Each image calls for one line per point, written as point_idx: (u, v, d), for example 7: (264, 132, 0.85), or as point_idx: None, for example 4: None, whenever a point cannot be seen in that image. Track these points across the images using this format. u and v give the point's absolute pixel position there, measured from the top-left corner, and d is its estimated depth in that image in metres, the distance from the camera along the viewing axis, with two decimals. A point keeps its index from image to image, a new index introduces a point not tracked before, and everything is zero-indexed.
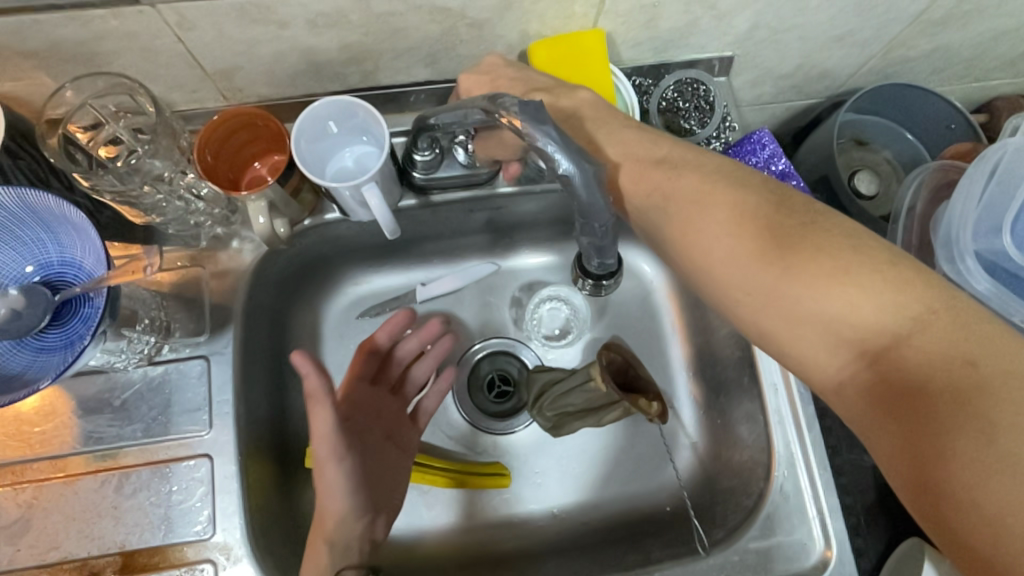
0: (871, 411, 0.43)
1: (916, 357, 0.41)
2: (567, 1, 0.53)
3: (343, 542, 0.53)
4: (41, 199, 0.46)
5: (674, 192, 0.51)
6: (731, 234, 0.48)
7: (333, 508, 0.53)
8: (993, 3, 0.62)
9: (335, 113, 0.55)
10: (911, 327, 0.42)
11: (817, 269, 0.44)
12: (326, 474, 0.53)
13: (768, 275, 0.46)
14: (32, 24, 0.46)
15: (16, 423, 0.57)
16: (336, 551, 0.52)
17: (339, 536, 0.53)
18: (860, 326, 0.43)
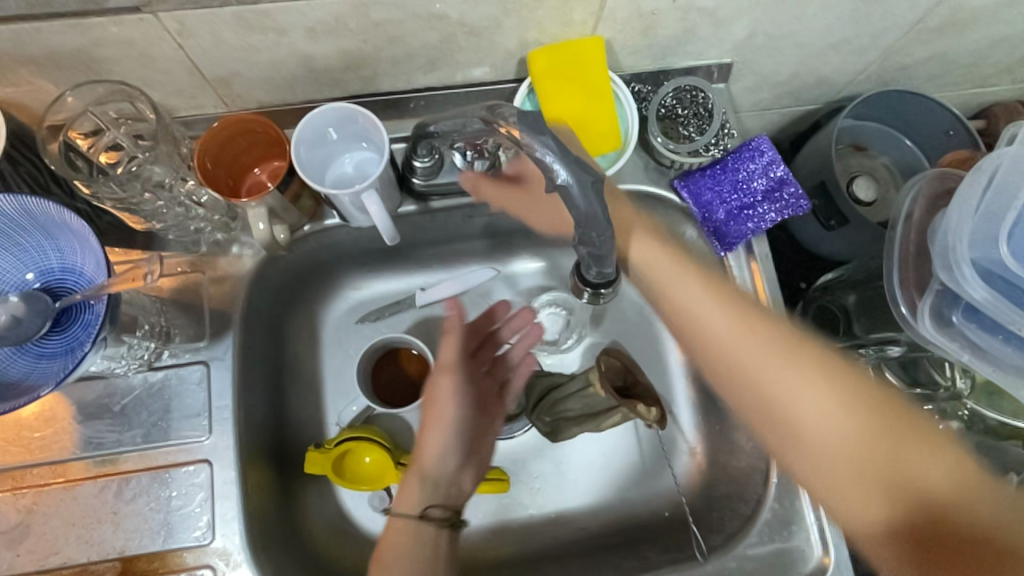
0: (884, 542, 0.46)
1: (945, 509, 0.45)
2: (566, 9, 0.54)
3: (435, 483, 0.57)
4: (41, 206, 0.46)
5: (691, 308, 0.55)
6: (760, 348, 0.52)
7: (434, 447, 0.57)
8: (990, 11, 0.62)
9: (336, 120, 0.55)
10: (941, 498, 0.45)
11: (817, 397, 0.49)
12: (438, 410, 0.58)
13: (804, 396, 0.50)
14: (32, 32, 0.46)
15: (16, 428, 0.57)
16: (426, 487, 0.56)
17: (431, 475, 0.57)
18: (890, 497, 0.46)
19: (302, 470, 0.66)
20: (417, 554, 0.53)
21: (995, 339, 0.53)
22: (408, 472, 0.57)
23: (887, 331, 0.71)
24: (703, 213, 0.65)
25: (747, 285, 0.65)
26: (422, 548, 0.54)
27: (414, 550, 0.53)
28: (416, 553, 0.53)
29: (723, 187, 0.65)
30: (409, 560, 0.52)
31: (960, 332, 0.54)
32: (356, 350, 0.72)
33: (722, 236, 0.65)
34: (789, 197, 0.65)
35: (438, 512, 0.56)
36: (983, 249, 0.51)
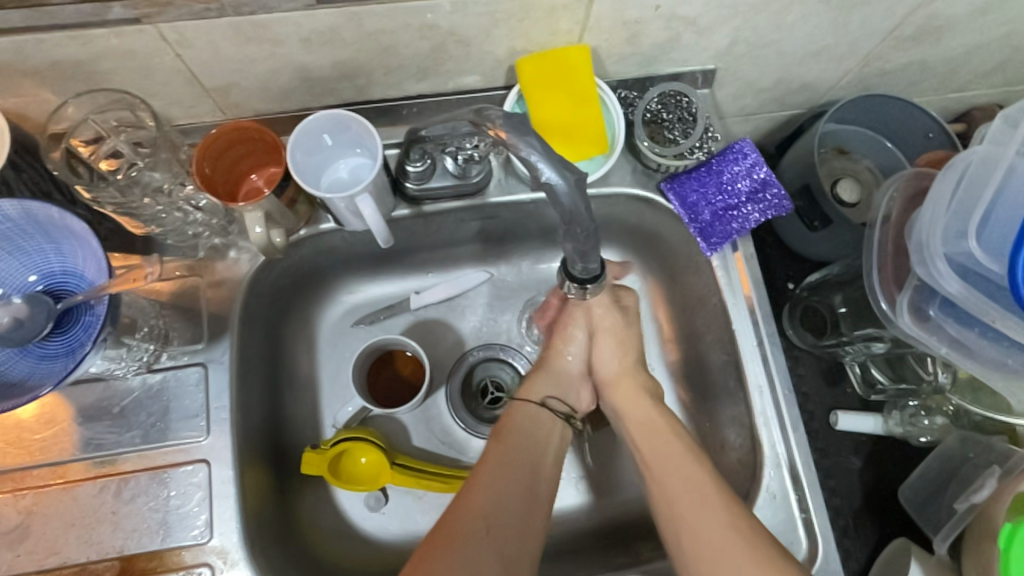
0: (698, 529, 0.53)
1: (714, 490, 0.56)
2: (552, 18, 0.55)
3: (561, 382, 0.67)
4: (45, 211, 0.48)
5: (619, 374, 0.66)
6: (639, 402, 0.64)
7: (564, 352, 0.68)
8: (963, 18, 0.65)
9: (330, 126, 0.57)
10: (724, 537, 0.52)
11: (676, 470, 0.57)
12: (559, 342, 0.68)
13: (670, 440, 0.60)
14: (36, 44, 0.48)
15: (17, 430, 0.58)
16: (552, 382, 0.66)
17: (557, 378, 0.67)
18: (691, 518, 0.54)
19: (298, 470, 0.67)
20: (535, 435, 0.62)
21: (970, 329, 0.54)
22: (535, 370, 0.68)
23: (870, 328, 0.73)
24: (689, 215, 0.67)
25: (731, 281, 0.67)
26: (541, 430, 0.62)
27: (534, 432, 0.62)
28: (536, 432, 0.62)
29: (708, 190, 0.66)
30: (530, 440, 0.61)
31: (937, 326, 0.56)
32: (351, 352, 0.73)
33: (707, 237, 0.66)
34: (772, 198, 0.66)
35: (558, 403, 0.65)
36: (956, 244, 0.52)
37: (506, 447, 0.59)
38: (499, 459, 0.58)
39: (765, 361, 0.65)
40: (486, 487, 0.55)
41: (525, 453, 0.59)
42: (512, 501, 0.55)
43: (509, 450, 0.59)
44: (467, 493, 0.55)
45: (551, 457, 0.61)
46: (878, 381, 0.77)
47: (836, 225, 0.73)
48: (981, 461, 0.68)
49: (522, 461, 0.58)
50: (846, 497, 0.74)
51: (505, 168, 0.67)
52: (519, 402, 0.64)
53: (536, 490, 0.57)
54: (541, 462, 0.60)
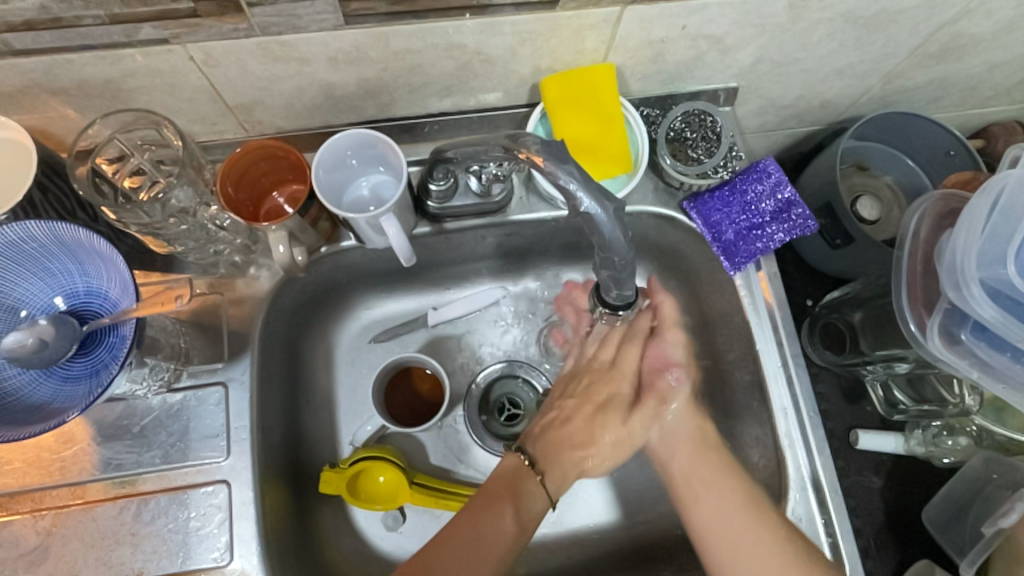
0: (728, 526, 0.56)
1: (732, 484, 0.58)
2: (578, 37, 0.55)
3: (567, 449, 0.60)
4: (71, 232, 0.47)
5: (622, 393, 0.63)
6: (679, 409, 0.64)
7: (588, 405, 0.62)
8: (988, 38, 0.64)
9: (355, 145, 0.57)
10: (755, 528, 0.55)
11: (698, 460, 0.61)
12: (631, 422, 0.62)
13: (692, 439, 0.62)
14: (64, 63, 0.48)
15: (36, 449, 0.58)
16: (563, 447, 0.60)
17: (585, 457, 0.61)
18: (710, 517, 0.57)
19: (316, 490, 0.66)
20: (525, 511, 0.55)
21: (1005, 356, 0.54)
22: (547, 437, 0.60)
23: (895, 348, 0.71)
24: (712, 234, 0.66)
25: (755, 299, 0.67)
26: (528, 508, 0.55)
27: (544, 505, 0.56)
28: (526, 510, 0.55)
29: (732, 209, 0.66)
30: (535, 511, 0.56)
31: (969, 350, 0.55)
32: (369, 369, 0.72)
33: (731, 255, 0.66)
34: (796, 218, 0.66)
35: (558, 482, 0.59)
36: (992, 269, 0.52)
37: (486, 522, 0.53)
38: (514, 519, 0.54)
39: (790, 383, 0.65)
40: (453, 551, 0.51)
41: (504, 529, 0.53)
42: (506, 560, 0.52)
43: (491, 520, 0.53)
44: (477, 539, 0.52)
45: (524, 538, 0.54)
46: (900, 401, 0.75)
47: (858, 244, 0.72)
48: (1006, 483, 0.68)
49: (497, 536, 0.53)
50: (867, 519, 0.73)
51: (527, 186, 0.67)
52: (518, 471, 0.57)
53: (503, 557, 0.52)
54: (515, 541, 0.53)
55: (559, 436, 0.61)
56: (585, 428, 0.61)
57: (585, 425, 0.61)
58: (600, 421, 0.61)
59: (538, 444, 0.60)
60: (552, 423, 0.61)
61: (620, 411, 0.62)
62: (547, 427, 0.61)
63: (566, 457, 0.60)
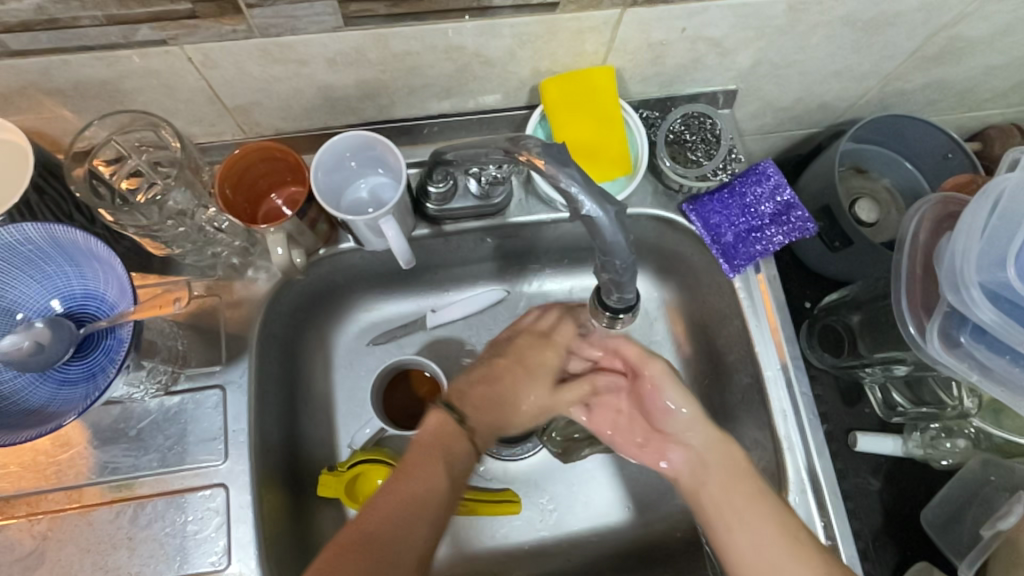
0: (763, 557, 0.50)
1: (765, 513, 0.52)
2: (578, 40, 0.55)
3: (496, 406, 0.58)
4: (67, 234, 0.47)
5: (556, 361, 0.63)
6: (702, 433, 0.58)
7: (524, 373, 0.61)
8: (985, 41, 0.64)
9: (354, 147, 0.57)
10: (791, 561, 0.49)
11: (728, 488, 0.55)
12: (559, 395, 0.63)
13: (721, 465, 0.56)
14: (61, 65, 0.47)
15: (32, 453, 0.57)
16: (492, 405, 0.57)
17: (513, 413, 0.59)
18: (744, 550, 0.52)
19: (315, 494, 0.66)
20: (453, 461, 0.52)
21: (1004, 359, 0.54)
22: (477, 391, 0.57)
23: (891, 351, 0.72)
24: (712, 236, 0.66)
25: (755, 303, 0.67)
26: (454, 461, 0.52)
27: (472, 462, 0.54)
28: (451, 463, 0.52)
29: (731, 211, 0.66)
30: (462, 470, 0.53)
31: (968, 353, 0.55)
32: (367, 371, 0.72)
33: (730, 258, 0.66)
34: (795, 221, 0.66)
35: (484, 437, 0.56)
36: (990, 272, 0.52)
37: (412, 476, 0.50)
38: (448, 477, 0.51)
39: (790, 386, 0.65)
40: (382, 507, 0.48)
41: (435, 482, 0.50)
42: (437, 519, 0.49)
43: (420, 475, 0.50)
44: (418, 491, 0.49)
45: (453, 497, 0.51)
46: (898, 403, 0.75)
47: (857, 247, 0.72)
48: (1005, 485, 0.67)
49: (429, 490, 0.49)
50: (866, 521, 0.73)
51: (526, 188, 0.67)
52: (441, 422, 0.54)
53: (433, 513, 0.49)
54: (444, 495, 0.50)
55: (486, 394, 0.58)
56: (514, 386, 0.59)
57: (514, 385, 0.60)
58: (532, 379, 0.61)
59: (465, 400, 0.56)
60: (482, 378, 0.58)
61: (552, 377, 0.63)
62: (475, 383, 0.58)
63: (493, 414, 0.57)
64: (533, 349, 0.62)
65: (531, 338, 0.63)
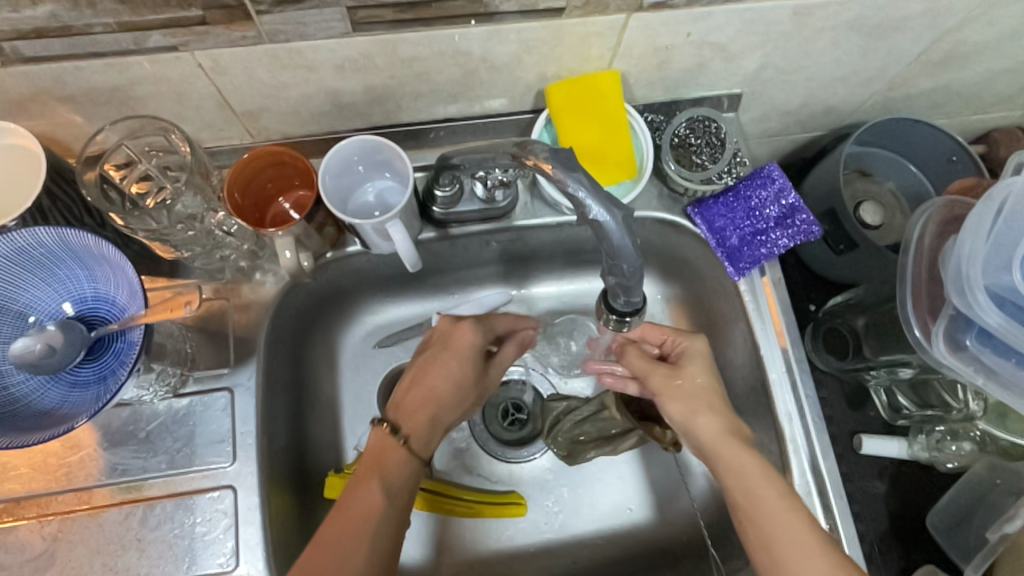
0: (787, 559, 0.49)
1: (781, 512, 0.51)
2: (584, 45, 0.55)
3: (427, 403, 0.60)
4: (80, 238, 0.47)
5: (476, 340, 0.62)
6: (710, 422, 0.56)
7: (446, 359, 0.61)
8: (990, 45, 0.65)
9: (361, 151, 0.57)
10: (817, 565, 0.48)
11: (748, 485, 0.52)
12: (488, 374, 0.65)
13: (734, 461, 0.54)
14: (74, 71, 0.48)
15: (42, 455, 0.58)
16: (422, 401, 0.60)
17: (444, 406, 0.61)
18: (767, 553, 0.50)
19: (321, 496, 0.66)
20: (394, 473, 0.55)
21: (1011, 363, 0.54)
22: (408, 395, 0.60)
23: (896, 353, 0.72)
24: (717, 240, 0.66)
25: (760, 305, 0.67)
26: (392, 472, 0.55)
27: (414, 468, 0.57)
28: (389, 474, 0.55)
29: (736, 214, 0.66)
30: (401, 479, 0.56)
31: (974, 356, 0.56)
32: (373, 374, 0.72)
33: (735, 261, 0.66)
34: (800, 224, 0.66)
35: (418, 438, 0.59)
36: (997, 276, 0.52)
37: (353, 495, 0.53)
38: (382, 491, 0.53)
39: (795, 389, 0.65)
40: (332, 528, 0.50)
41: (374, 498, 0.53)
42: (383, 532, 0.52)
43: (362, 494, 0.52)
44: (364, 510, 0.52)
45: (399, 507, 0.54)
46: (903, 406, 0.75)
47: (862, 251, 0.72)
48: (1009, 489, 0.68)
49: (371, 507, 0.52)
50: (871, 524, 0.72)
51: (531, 191, 0.67)
52: (382, 438, 0.57)
53: (378, 527, 0.51)
54: (386, 509, 0.53)
55: (418, 398, 0.60)
56: (444, 377, 0.60)
57: (437, 376, 0.60)
58: (458, 363, 0.61)
59: (399, 413, 0.59)
60: (413, 382, 0.60)
61: (473, 357, 0.62)
62: (407, 390, 0.60)
63: (427, 414, 0.60)
64: (455, 333, 0.62)
65: (447, 325, 0.63)
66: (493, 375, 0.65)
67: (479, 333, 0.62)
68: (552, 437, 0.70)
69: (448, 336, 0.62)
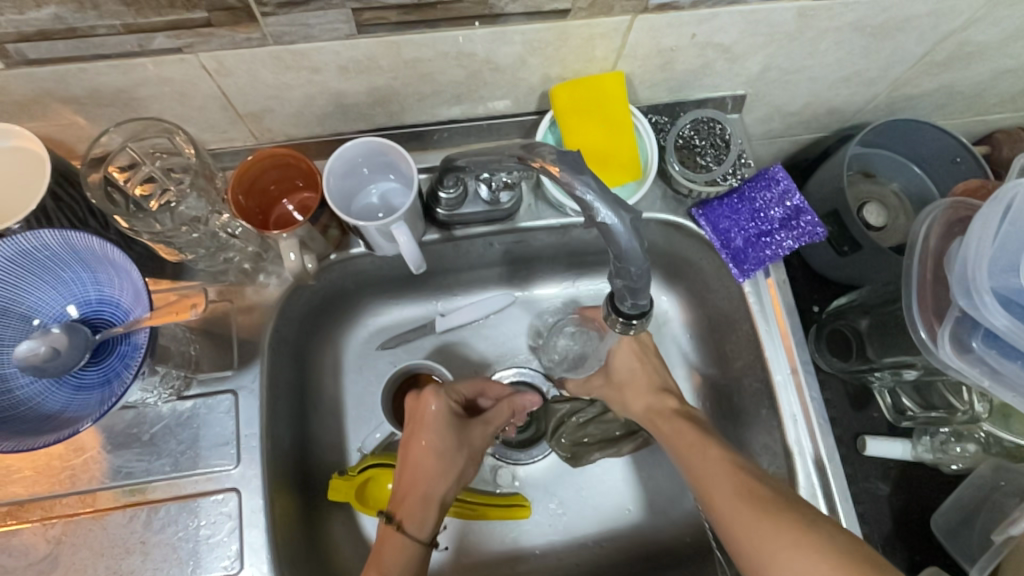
0: (721, 500, 0.53)
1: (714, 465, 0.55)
2: (587, 46, 0.55)
3: (413, 483, 0.60)
4: (85, 241, 0.47)
5: (444, 412, 0.62)
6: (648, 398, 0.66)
7: (421, 437, 0.61)
8: (994, 45, 0.64)
9: (366, 153, 0.57)
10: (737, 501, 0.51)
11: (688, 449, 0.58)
12: (469, 437, 0.64)
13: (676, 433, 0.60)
14: (77, 72, 0.48)
15: (46, 458, 0.58)
16: (410, 482, 0.60)
17: (431, 481, 0.60)
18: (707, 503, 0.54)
19: (325, 498, 0.66)
20: (389, 563, 0.56)
21: (1016, 364, 0.54)
22: (398, 483, 0.61)
23: (902, 355, 0.72)
24: (721, 241, 0.66)
25: (764, 306, 0.67)
26: (390, 562, 0.56)
27: (414, 552, 0.57)
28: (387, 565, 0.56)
29: (741, 216, 0.66)
30: (399, 565, 0.56)
31: (980, 358, 0.56)
32: (376, 376, 0.72)
33: (739, 263, 0.66)
34: (805, 226, 0.66)
35: (412, 520, 0.59)
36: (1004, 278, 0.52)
37: None
38: None
39: (801, 390, 0.65)
40: None
41: None
42: None
43: None
44: None
45: None
46: (908, 408, 0.75)
47: (866, 251, 0.71)
48: (1015, 490, 0.68)
49: None
50: (876, 526, 0.72)
51: (535, 193, 0.67)
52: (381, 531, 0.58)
53: None
54: None
55: (405, 482, 0.60)
56: (422, 455, 0.61)
57: (415, 455, 0.61)
58: (429, 438, 0.61)
59: (392, 504, 0.60)
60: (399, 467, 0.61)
61: (448, 428, 0.62)
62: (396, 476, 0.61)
63: (415, 495, 0.60)
64: (421, 407, 0.62)
65: (415, 400, 0.63)
66: (474, 436, 0.64)
67: (443, 401, 0.62)
68: (558, 438, 0.72)
69: (417, 411, 0.62)
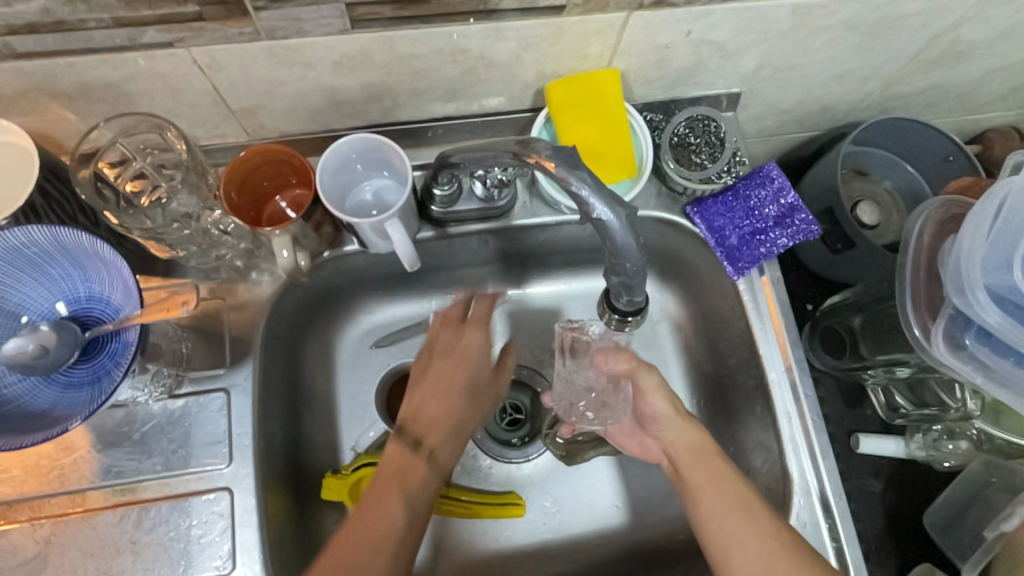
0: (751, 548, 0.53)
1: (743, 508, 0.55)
2: (583, 43, 0.55)
3: (439, 412, 0.59)
4: (74, 237, 0.47)
5: (483, 345, 0.62)
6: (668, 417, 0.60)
7: (455, 366, 0.61)
8: (986, 44, 0.65)
9: (360, 150, 0.57)
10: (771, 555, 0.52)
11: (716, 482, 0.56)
12: (495, 376, 0.64)
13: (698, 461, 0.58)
14: (66, 67, 0.47)
15: (35, 457, 0.57)
16: (434, 411, 0.59)
17: (455, 413, 0.60)
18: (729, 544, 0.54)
19: (318, 498, 0.66)
20: (409, 489, 0.55)
21: (1010, 362, 0.54)
22: (415, 401, 0.59)
23: (894, 352, 0.72)
24: (716, 239, 0.66)
25: (759, 305, 0.67)
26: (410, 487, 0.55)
27: (435, 483, 0.57)
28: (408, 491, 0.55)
29: (735, 214, 0.66)
30: (422, 494, 0.56)
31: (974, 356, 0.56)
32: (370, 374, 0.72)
33: (734, 260, 0.66)
34: (800, 224, 0.66)
35: (437, 453, 0.58)
36: (997, 275, 0.52)
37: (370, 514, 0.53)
38: (404, 505, 0.54)
39: (795, 388, 0.65)
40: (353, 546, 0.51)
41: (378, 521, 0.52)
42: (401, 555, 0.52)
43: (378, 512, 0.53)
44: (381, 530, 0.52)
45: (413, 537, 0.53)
46: (901, 405, 0.75)
47: (858, 249, 0.72)
48: (1005, 486, 0.69)
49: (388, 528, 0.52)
50: (869, 523, 0.72)
51: (530, 190, 0.67)
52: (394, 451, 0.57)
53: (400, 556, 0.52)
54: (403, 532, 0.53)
55: (428, 405, 0.59)
56: (453, 384, 0.60)
57: (444, 385, 0.60)
58: (466, 367, 0.61)
59: (410, 423, 0.59)
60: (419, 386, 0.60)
61: (482, 362, 0.62)
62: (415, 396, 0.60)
63: (444, 424, 0.59)
64: (461, 336, 0.62)
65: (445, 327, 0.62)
66: (500, 377, 0.64)
67: (485, 334, 0.62)
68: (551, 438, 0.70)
69: (451, 339, 0.62)
